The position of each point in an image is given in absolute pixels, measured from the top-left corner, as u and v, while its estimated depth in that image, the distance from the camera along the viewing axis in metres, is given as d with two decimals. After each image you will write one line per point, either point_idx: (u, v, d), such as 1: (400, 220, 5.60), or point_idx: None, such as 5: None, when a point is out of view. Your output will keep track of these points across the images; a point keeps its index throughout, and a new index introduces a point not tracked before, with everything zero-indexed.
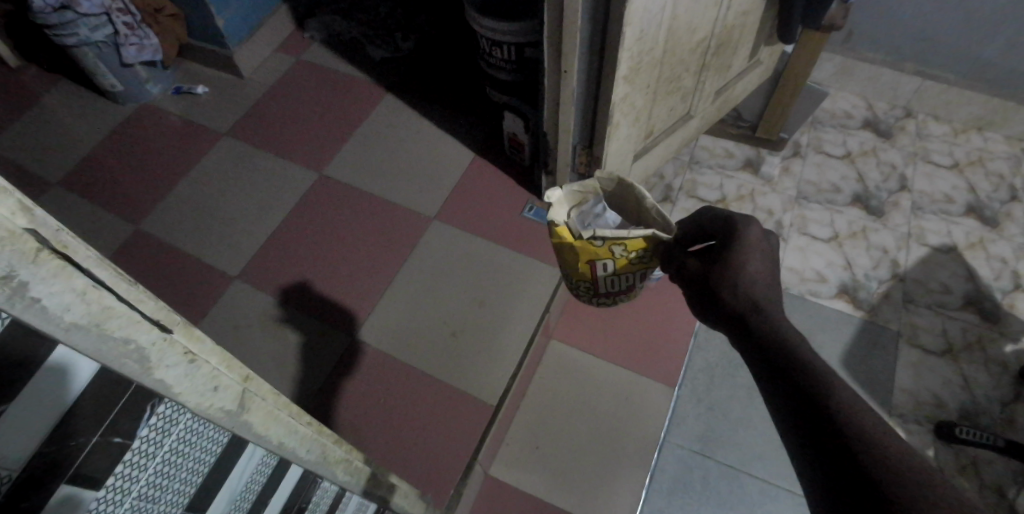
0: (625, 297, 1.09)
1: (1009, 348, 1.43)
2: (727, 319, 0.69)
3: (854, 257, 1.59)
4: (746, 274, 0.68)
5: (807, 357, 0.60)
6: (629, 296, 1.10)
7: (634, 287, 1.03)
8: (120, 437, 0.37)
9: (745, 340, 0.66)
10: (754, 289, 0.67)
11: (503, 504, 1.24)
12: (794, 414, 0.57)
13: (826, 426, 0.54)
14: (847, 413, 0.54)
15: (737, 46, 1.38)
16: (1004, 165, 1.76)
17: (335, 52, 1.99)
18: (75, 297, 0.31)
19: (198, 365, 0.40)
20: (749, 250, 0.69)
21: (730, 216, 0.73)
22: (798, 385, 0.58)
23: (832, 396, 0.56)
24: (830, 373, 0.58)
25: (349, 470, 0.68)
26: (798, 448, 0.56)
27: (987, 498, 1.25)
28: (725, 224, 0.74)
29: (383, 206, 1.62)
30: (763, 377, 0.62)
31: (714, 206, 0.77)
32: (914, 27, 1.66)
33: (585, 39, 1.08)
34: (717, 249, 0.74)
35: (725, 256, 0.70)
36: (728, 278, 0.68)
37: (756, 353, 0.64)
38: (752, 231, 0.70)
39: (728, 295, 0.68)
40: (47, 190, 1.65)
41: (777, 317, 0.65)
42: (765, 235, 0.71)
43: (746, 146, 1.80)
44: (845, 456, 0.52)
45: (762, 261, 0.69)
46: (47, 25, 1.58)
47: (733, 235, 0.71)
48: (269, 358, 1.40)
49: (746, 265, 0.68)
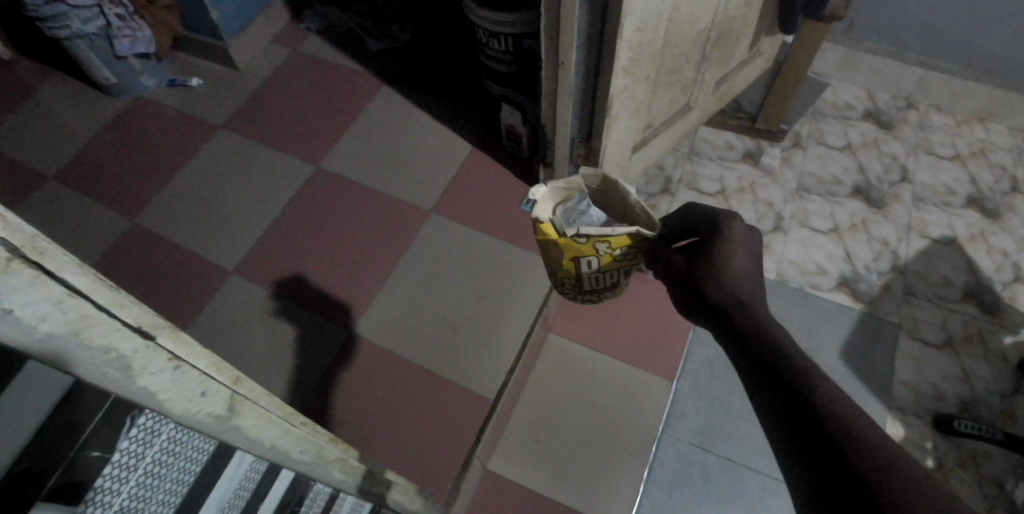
0: (612, 293, 1.07)
1: (1009, 340, 1.43)
2: (711, 317, 0.68)
3: (855, 250, 1.57)
4: (730, 269, 0.67)
5: (791, 352, 0.59)
6: (617, 291, 1.09)
7: (620, 283, 1.01)
8: (99, 450, 0.35)
9: (728, 336, 0.66)
10: (738, 286, 0.67)
11: (502, 498, 1.24)
12: (778, 409, 0.57)
13: (812, 421, 0.53)
14: (831, 408, 0.54)
15: (738, 37, 1.36)
16: (1006, 157, 1.75)
17: (332, 43, 1.96)
18: (51, 306, 0.30)
19: (185, 370, 0.39)
20: (733, 245, 0.69)
21: (715, 213, 0.73)
22: (782, 380, 0.57)
23: (816, 392, 0.55)
24: (814, 368, 0.57)
25: (346, 469, 0.68)
26: (783, 446, 0.56)
27: (985, 492, 1.25)
28: (710, 220, 0.74)
29: (380, 199, 1.61)
30: (746, 373, 0.62)
31: (699, 202, 0.78)
32: (916, 17, 1.64)
33: (583, 30, 1.07)
34: (701, 245, 0.74)
35: (710, 252, 0.70)
36: (712, 275, 0.68)
37: (739, 349, 0.63)
38: (736, 226, 0.71)
39: (712, 291, 0.68)
40: (42, 185, 1.64)
41: (761, 312, 0.64)
42: (750, 231, 0.71)
43: (747, 138, 1.78)
44: (828, 451, 0.51)
45: (746, 256, 0.69)
46: (40, 18, 1.56)
47: (717, 231, 0.72)
48: (267, 352, 1.39)
49: (730, 260, 0.68)
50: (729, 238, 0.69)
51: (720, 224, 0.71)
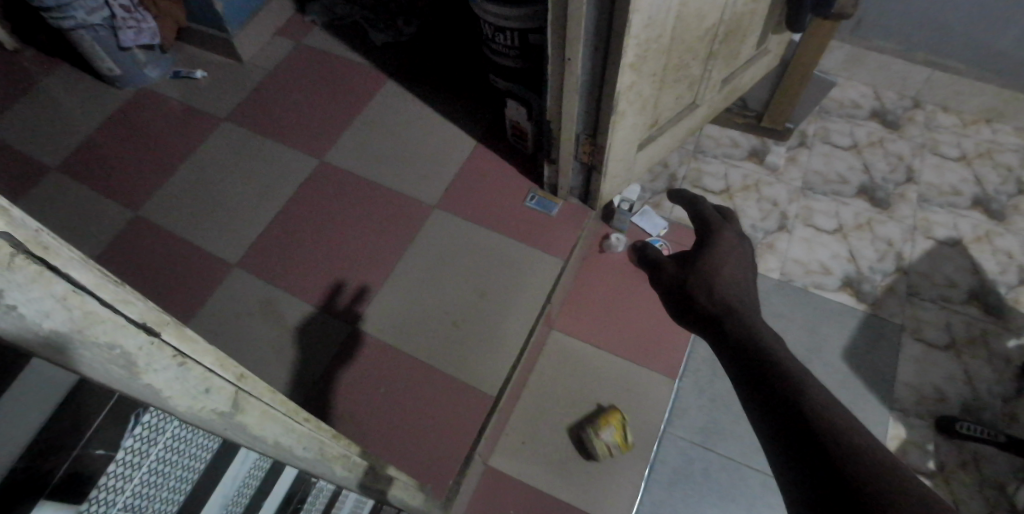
0: (603, 451, 1.24)
1: (1013, 342, 1.42)
2: (703, 323, 0.73)
3: (859, 249, 1.57)
4: (719, 280, 0.75)
5: (780, 357, 0.61)
6: (614, 426, 1.25)
7: (623, 426, 1.26)
8: (103, 448, 0.35)
9: (718, 340, 0.69)
10: (727, 294, 0.73)
11: (502, 495, 1.26)
12: (768, 412, 0.57)
13: (800, 424, 0.54)
14: (819, 410, 0.54)
15: (746, 34, 1.35)
16: (1012, 158, 1.73)
17: (336, 37, 1.95)
18: (55, 303, 0.30)
19: (188, 367, 0.39)
20: (723, 256, 0.77)
21: (708, 226, 0.82)
22: (770, 385, 0.59)
23: (804, 396, 0.56)
24: (802, 375, 0.58)
25: (348, 466, 0.67)
26: (774, 448, 0.56)
27: (986, 495, 1.25)
28: (703, 232, 0.82)
29: (383, 193, 1.61)
30: (737, 378, 0.63)
31: (698, 214, 0.86)
32: (927, 18, 1.61)
33: (590, 25, 1.05)
34: (692, 255, 0.80)
35: (702, 263, 0.78)
36: (705, 283, 0.75)
37: (729, 355, 0.66)
38: (725, 239, 0.79)
39: (704, 298, 0.74)
40: (45, 176, 1.64)
41: (749, 317, 0.69)
42: (738, 243, 0.79)
43: (753, 135, 1.76)
44: (818, 454, 0.51)
45: (733, 267, 0.77)
46: (44, 8, 1.54)
47: (709, 243, 0.80)
48: (269, 345, 1.39)
49: (721, 270, 0.76)
50: (719, 250, 0.78)
51: (711, 235, 0.80)
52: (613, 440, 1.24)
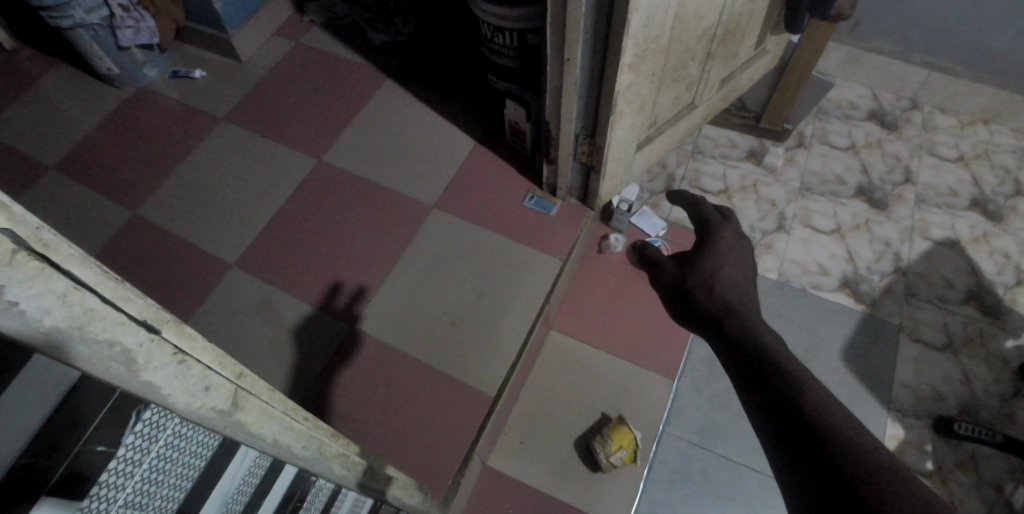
0: (607, 467, 1.24)
1: (1010, 342, 1.43)
2: (703, 323, 0.73)
3: (857, 249, 1.57)
4: (719, 280, 0.75)
5: (780, 357, 0.61)
6: (626, 450, 1.23)
7: (634, 447, 1.24)
8: (104, 445, 0.35)
9: (718, 340, 0.69)
10: (727, 294, 0.73)
11: (501, 495, 1.26)
12: (769, 412, 0.57)
13: (800, 424, 0.54)
14: (819, 410, 0.54)
15: (745, 35, 1.35)
16: (1009, 159, 1.74)
17: (334, 37, 1.95)
18: (55, 300, 0.30)
19: (188, 364, 0.39)
20: (722, 256, 0.78)
21: (707, 226, 0.82)
22: (770, 384, 0.59)
23: (804, 396, 0.56)
24: (802, 375, 0.58)
25: (347, 465, 0.67)
26: (774, 447, 0.56)
27: (984, 495, 1.25)
28: (703, 232, 0.82)
29: (382, 193, 1.61)
30: (738, 377, 0.63)
31: (697, 214, 0.86)
32: (924, 19, 1.61)
33: (589, 25, 1.05)
34: (692, 255, 0.80)
35: (701, 263, 0.78)
36: (706, 283, 0.75)
37: (729, 355, 0.66)
38: (725, 240, 0.79)
39: (704, 298, 0.74)
40: (43, 175, 1.64)
41: (749, 317, 0.69)
42: (738, 243, 0.79)
43: (751, 136, 1.77)
44: (817, 453, 0.52)
45: (733, 267, 0.77)
46: (42, 7, 1.54)
47: (709, 244, 0.80)
48: (267, 344, 1.39)
49: (720, 271, 0.76)
50: (719, 250, 0.78)
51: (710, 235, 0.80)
52: (621, 460, 1.23)
